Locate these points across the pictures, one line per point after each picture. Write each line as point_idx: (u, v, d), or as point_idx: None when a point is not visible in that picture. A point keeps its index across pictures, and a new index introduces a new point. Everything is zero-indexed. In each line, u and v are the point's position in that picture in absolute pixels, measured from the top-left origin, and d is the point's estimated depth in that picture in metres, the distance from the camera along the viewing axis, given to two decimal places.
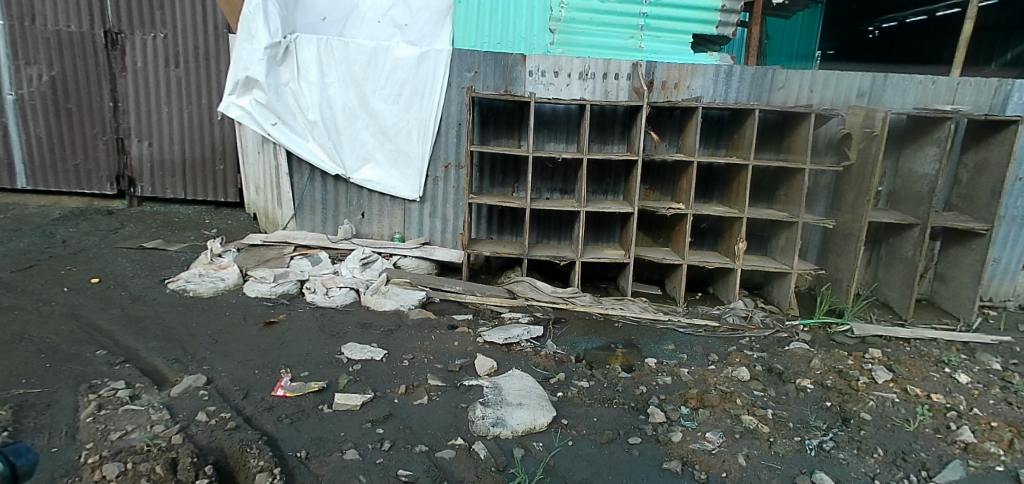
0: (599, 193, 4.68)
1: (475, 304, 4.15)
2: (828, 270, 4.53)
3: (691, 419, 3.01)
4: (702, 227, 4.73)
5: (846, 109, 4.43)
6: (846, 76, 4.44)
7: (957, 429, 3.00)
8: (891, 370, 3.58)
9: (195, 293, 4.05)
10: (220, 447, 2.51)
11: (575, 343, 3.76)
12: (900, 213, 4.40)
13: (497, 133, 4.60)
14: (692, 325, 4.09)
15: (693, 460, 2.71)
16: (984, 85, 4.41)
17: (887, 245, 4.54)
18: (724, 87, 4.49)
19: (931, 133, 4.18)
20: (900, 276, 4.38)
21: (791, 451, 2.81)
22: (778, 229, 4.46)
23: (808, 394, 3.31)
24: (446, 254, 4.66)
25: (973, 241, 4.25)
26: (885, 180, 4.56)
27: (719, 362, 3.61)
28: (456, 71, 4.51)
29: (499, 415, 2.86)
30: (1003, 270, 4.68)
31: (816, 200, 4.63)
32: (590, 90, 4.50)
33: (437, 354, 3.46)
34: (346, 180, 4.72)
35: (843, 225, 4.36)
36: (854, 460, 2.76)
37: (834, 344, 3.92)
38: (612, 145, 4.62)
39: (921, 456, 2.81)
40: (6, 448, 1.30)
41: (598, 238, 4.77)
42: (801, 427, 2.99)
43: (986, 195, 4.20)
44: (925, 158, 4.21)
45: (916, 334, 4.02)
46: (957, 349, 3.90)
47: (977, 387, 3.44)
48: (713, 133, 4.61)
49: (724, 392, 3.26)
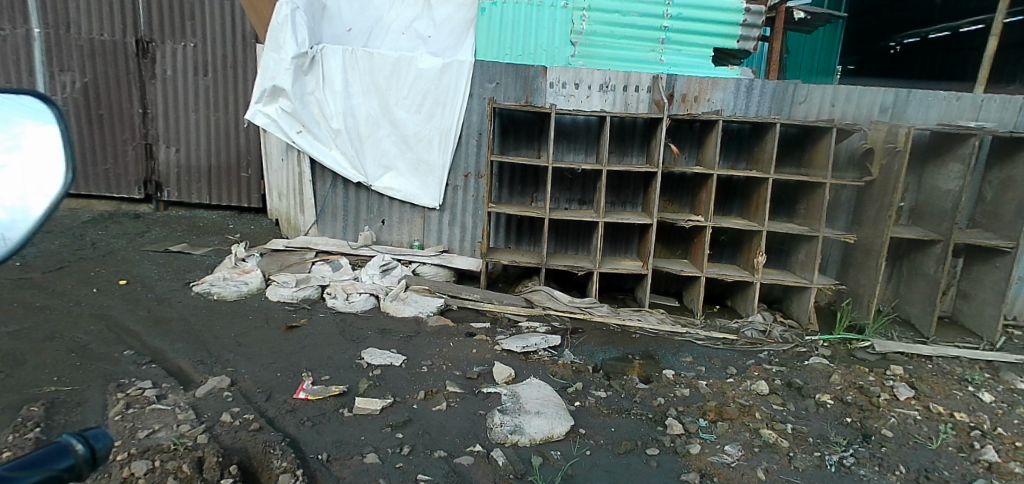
0: (618, 204, 4.65)
1: (493, 312, 4.17)
2: (848, 285, 4.50)
3: (710, 431, 3.05)
4: (722, 239, 4.70)
5: (869, 124, 4.41)
6: (869, 92, 4.42)
7: (980, 449, 2.97)
8: (912, 387, 3.56)
9: (219, 296, 4.12)
10: (244, 447, 2.55)
11: (593, 353, 3.78)
12: (922, 229, 4.37)
13: (517, 143, 4.62)
14: (710, 338, 4.08)
15: (711, 472, 2.72)
16: (1008, 103, 4.37)
17: (909, 262, 4.51)
18: (745, 100, 4.50)
19: (955, 150, 4.15)
20: (922, 292, 4.34)
21: (811, 466, 2.82)
22: (799, 244, 4.44)
23: (828, 409, 3.31)
24: (464, 263, 4.69)
25: (997, 259, 4.22)
26: (907, 196, 4.54)
27: (738, 376, 3.62)
28: (478, 82, 4.57)
29: (518, 422, 2.89)
30: None
31: (836, 214, 4.61)
32: (610, 102, 4.50)
33: (456, 361, 3.48)
34: (367, 187, 4.79)
35: (864, 240, 4.34)
36: (875, 477, 2.75)
37: (854, 359, 3.90)
38: (631, 156, 4.60)
39: (943, 474, 2.79)
40: (87, 431, 1.21)
41: (616, 249, 4.74)
42: (821, 443, 3.00)
43: (1011, 212, 4.16)
44: (949, 174, 4.18)
45: (938, 351, 3.99)
46: (981, 368, 3.86)
47: (1001, 407, 3.40)
48: (732, 146, 4.60)
49: (743, 405, 3.28)
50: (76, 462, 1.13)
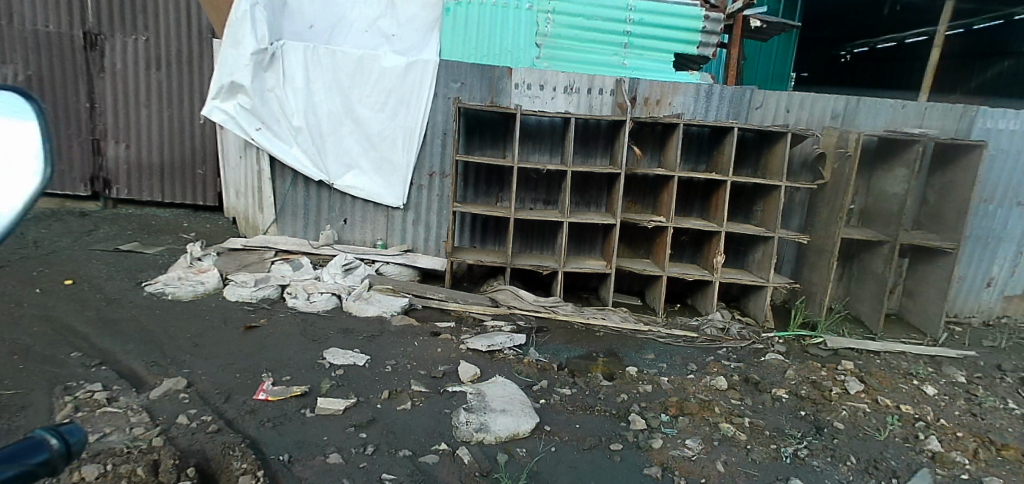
0: (582, 205, 4.70)
1: (458, 311, 4.16)
2: (802, 284, 4.67)
3: (671, 426, 3.12)
4: (683, 239, 4.80)
5: (821, 130, 4.59)
6: (821, 98, 4.59)
7: (924, 439, 3.13)
8: (862, 381, 3.72)
9: (173, 296, 3.99)
10: (202, 450, 2.48)
11: (558, 351, 3.80)
12: (871, 231, 4.57)
13: (483, 143, 4.61)
14: (671, 335, 4.17)
15: (673, 466, 2.80)
16: (950, 111, 4.58)
17: (859, 262, 4.70)
18: (704, 105, 4.61)
19: (901, 155, 4.36)
20: (870, 291, 4.54)
21: (767, 458, 2.92)
22: (756, 244, 4.58)
23: (784, 403, 3.43)
24: (429, 262, 4.66)
25: (939, 259, 4.44)
26: (857, 199, 4.74)
27: (698, 372, 3.71)
28: (443, 82, 4.55)
29: (483, 421, 2.89)
30: (969, 288, 4.80)
31: (791, 216, 4.78)
32: (575, 104, 4.55)
33: (421, 360, 3.46)
34: (329, 185, 4.71)
35: (817, 240, 4.51)
36: (828, 467, 2.87)
37: (808, 355, 4.05)
38: (595, 158, 4.64)
39: (891, 464, 2.93)
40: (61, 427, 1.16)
41: (580, 249, 4.79)
42: (777, 436, 3.10)
43: (951, 215, 4.39)
44: (895, 179, 4.38)
45: (885, 347, 4.18)
46: (924, 362, 4.06)
47: (943, 399, 3.58)
48: (693, 149, 4.70)
49: (703, 400, 3.37)
50: (49, 456, 1.08)
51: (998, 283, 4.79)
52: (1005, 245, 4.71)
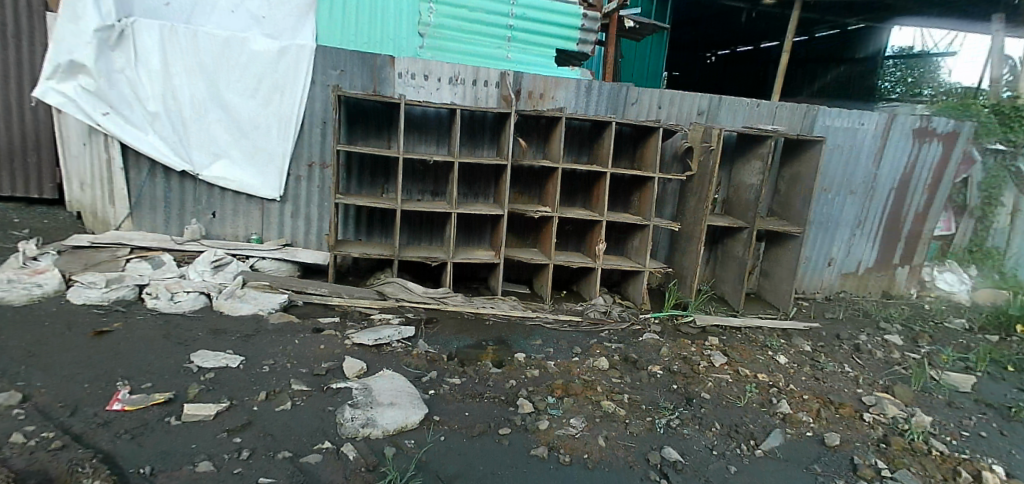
0: (470, 196, 4.71)
1: (343, 306, 4.02)
2: (675, 268, 5.02)
3: (557, 407, 3.25)
4: (567, 229, 4.96)
5: (689, 126, 4.93)
6: (688, 97, 4.94)
7: (777, 403, 3.53)
8: (726, 354, 4.09)
9: (3, 302, 3.49)
10: (45, 467, 2.26)
11: (447, 342, 3.80)
12: (733, 217, 5.01)
13: (366, 133, 4.46)
14: (558, 321, 4.32)
15: (558, 445, 2.93)
16: (796, 110, 5.09)
17: (723, 246, 5.15)
18: (585, 99, 4.76)
19: (756, 149, 4.80)
20: (733, 272, 4.98)
21: (643, 430, 3.16)
22: (633, 232, 4.86)
23: (658, 379, 3.70)
24: (310, 256, 4.45)
25: (788, 242, 4.97)
26: (721, 189, 5.18)
27: (582, 354, 3.89)
28: (321, 69, 4.36)
29: (370, 415, 2.82)
30: (813, 267, 5.41)
31: (665, 205, 5.12)
32: (460, 96, 4.55)
33: (301, 358, 3.30)
34: (193, 176, 4.36)
35: (687, 227, 4.87)
36: (696, 434, 3.20)
37: (680, 333, 4.38)
38: (482, 150, 4.66)
39: (749, 427, 3.29)
40: None
41: (469, 240, 4.80)
42: (652, 409, 3.37)
43: (798, 203, 4.93)
44: (752, 171, 4.83)
45: (745, 322, 4.62)
46: (777, 334, 4.55)
47: (792, 366, 4.05)
48: (576, 142, 4.85)
49: (586, 381, 3.55)
50: None
51: (836, 262, 5.44)
52: (841, 229, 5.36)
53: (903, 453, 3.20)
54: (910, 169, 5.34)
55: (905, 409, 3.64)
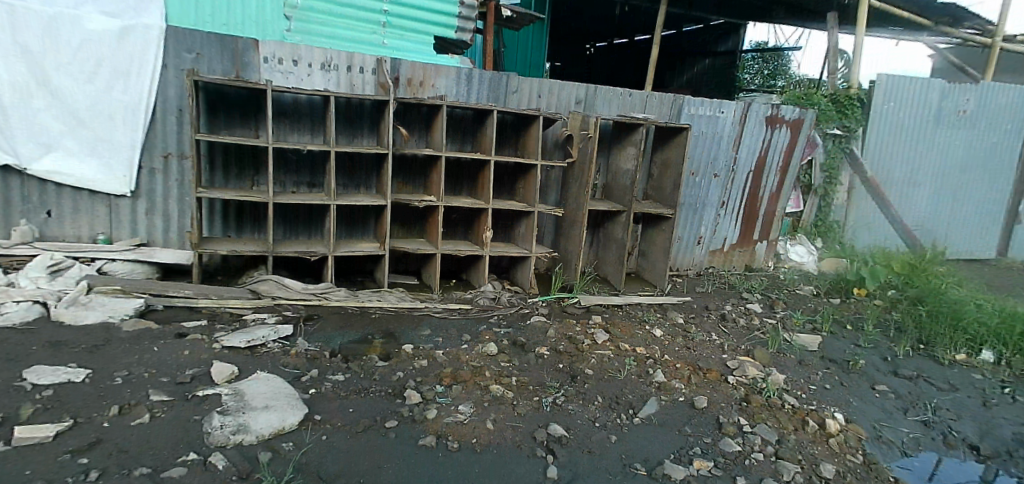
0: (350, 187, 4.55)
1: (211, 308, 3.74)
2: (560, 252, 5.19)
3: (446, 395, 3.25)
4: (454, 217, 4.94)
5: (568, 114, 5.08)
6: (566, 86, 5.08)
7: (653, 373, 3.80)
8: (607, 331, 4.31)
9: None
10: None
11: (329, 338, 3.66)
12: (612, 202, 5.26)
13: (230, 122, 4.16)
14: (446, 309, 4.31)
15: (446, 432, 2.92)
16: (665, 99, 5.43)
17: (604, 230, 5.39)
18: (466, 88, 4.74)
19: (630, 137, 5.05)
20: (614, 254, 5.23)
21: (530, 410, 3.25)
22: (519, 218, 4.95)
23: (545, 360, 3.82)
24: (170, 256, 4.08)
25: (662, 223, 5.30)
26: (600, 175, 5.41)
27: (471, 341, 3.92)
28: (173, 52, 3.99)
29: (241, 421, 2.65)
30: (685, 246, 5.82)
31: (548, 191, 5.25)
32: (334, 82, 4.35)
33: (162, 366, 3.03)
34: (21, 172, 3.85)
35: (570, 213, 5.03)
36: (580, 409, 3.34)
37: (566, 314, 4.54)
38: (361, 139, 4.52)
39: (629, 398, 3.51)
40: None
41: (351, 233, 4.65)
42: (539, 388, 3.48)
43: (669, 186, 5.26)
44: (627, 157, 5.08)
45: (626, 300, 4.89)
46: (655, 310, 4.85)
47: (667, 339, 4.35)
48: (458, 130, 4.82)
49: (475, 367, 3.58)
50: None
51: (705, 240, 5.89)
52: (708, 209, 5.80)
53: (761, 409, 3.54)
54: (764, 152, 5.87)
55: (763, 370, 4.05)
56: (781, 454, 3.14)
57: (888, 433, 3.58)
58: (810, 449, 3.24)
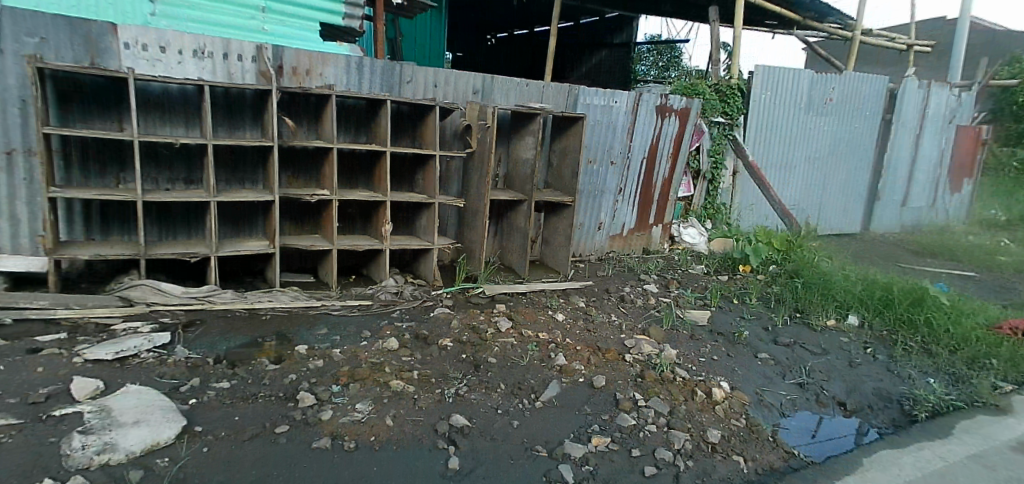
0: (234, 183, 4.29)
1: (73, 319, 3.40)
2: (464, 243, 5.17)
3: (342, 394, 3.14)
4: (350, 211, 4.78)
5: (465, 104, 5.05)
6: (462, 76, 5.04)
7: (554, 357, 3.87)
8: (511, 318, 4.36)
9: None
10: None
11: (214, 344, 3.44)
12: (513, 191, 5.30)
13: (86, 113, 3.79)
14: (345, 306, 4.18)
15: (343, 432, 2.83)
16: (560, 89, 5.54)
17: (507, 219, 5.43)
18: (357, 77, 4.57)
19: (528, 126, 5.10)
20: (517, 242, 5.28)
21: (432, 402, 3.22)
22: (419, 210, 4.87)
23: (448, 351, 3.79)
24: (19, 264, 3.71)
25: (563, 211, 5.41)
26: (501, 165, 5.44)
27: (371, 337, 3.82)
28: (11, 36, 3.57)
29: (108, 440, 2.43)
30: (587, 232, 5.99)
31: (449, 182, 5.21)
32: (209, 70, 4.05)
33: (10, 387, 2.72)
34: None
35: (471, 203, 5.01)
36: (482, 397, 3.34)
37: (470, 305, 4.53)
38: (243, 131, 4.26)
39: (531, 383, 3.57)
40: None
41: (237, 231, 4.38)
42: (441, 380, 3.45)
43: (568, 174, 5.37)
44: (526, 146, 5.13)
45: (530, 287, 4.95)
46: (558, 295, 4.96)
47: (569, 322, 4.47)
48: (351, 121, 4.65)
49: (374, 363, 3.49)
50: None
51: (605, 226, 6.09)
52: (607, 196, 6.00)
53: (655, 383, 3.71)
54: (656, 140, 6.15)
55: (658, 347, 4.25)
56: (673, 424, 3.31)
57: (769, 397, 3.86)
58: (699, 417, 3.44)
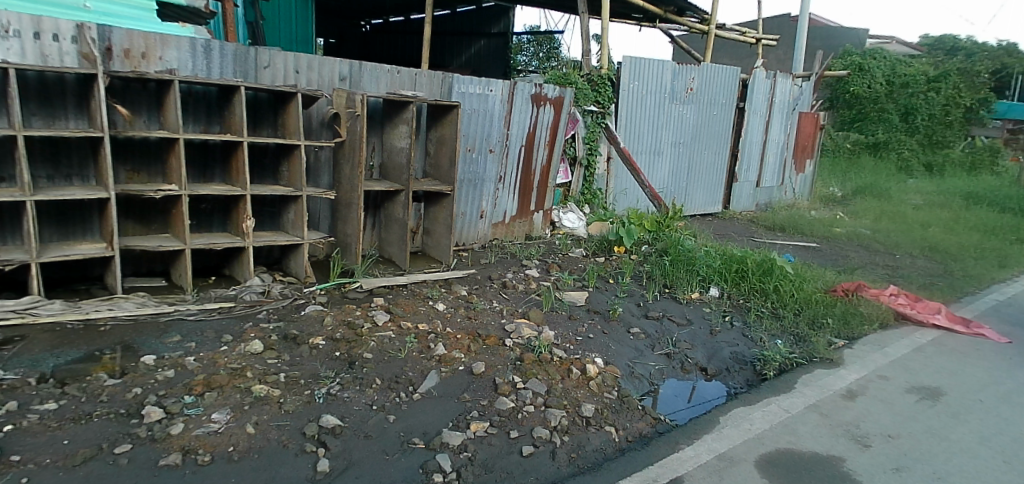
0: (59, 179, 3.80)
1: None
2: (338, 237, 4.96)
3: (196, 405, 2.90)
4: (203, 207, 4.41)
5: (331, 92, 4.82)
6: (327, 62, 4.80)
7: (433, 347, 3.83)
8: (388, 311, 4.25)
9: None
10: None
11: (38, 362, 3.04)
12: (388, 181, 5.16)
13: None
14: (203, 310, 3.86)
15: (195, 446, 2.60)
16: (433, 77, 5.45)
17: (384, 210, 5.29)
18: (205, 62, 4.21)
19: (401, 115, 4.96)
20: (396, 234, 5.15)
21: (300, 405, 3.05)
22: (286, 204, 4.60)
23: (320, 350, 3.62)
24: None
25: (442, 200, 5.35)
26: (375, 155, 5.28)
27: (232, 341, 3.56)
28: None
29: None
30: (468, 221, 5.98)
31: (319, 174, 4.97)
32: (15, 52, 3.53)
33: None
34: None
35: (344, 195, 4.81)
36: (356, 395, 3.22)
37: (346, 300, 4.36)
38: (67, 121, 3.78)
39: (409, 375, 3.49)
40: None
41: (66, 233, 3.90)
42: (312, 381, 3.28)
43: (445, 163, 5.31)
44: (400, 135, 5.00)
45: (411, 279, 4.85)
46: (440, 286, 4.91)
47: (449, 312, 4.44)
48: (201, 109, 4.26)
49: (234, 369, 3.25)
50: None
51: (487, 214, 6.12)
52: (487, 184, 6.02)
53: (533, 365, 3.78)
54: (532, 129, 6.25)
55: (537, 329, 4.34)
56: (550, 403, 3.39)
57: (640, 369, 4.08)
58: (574, 393, 3.55)
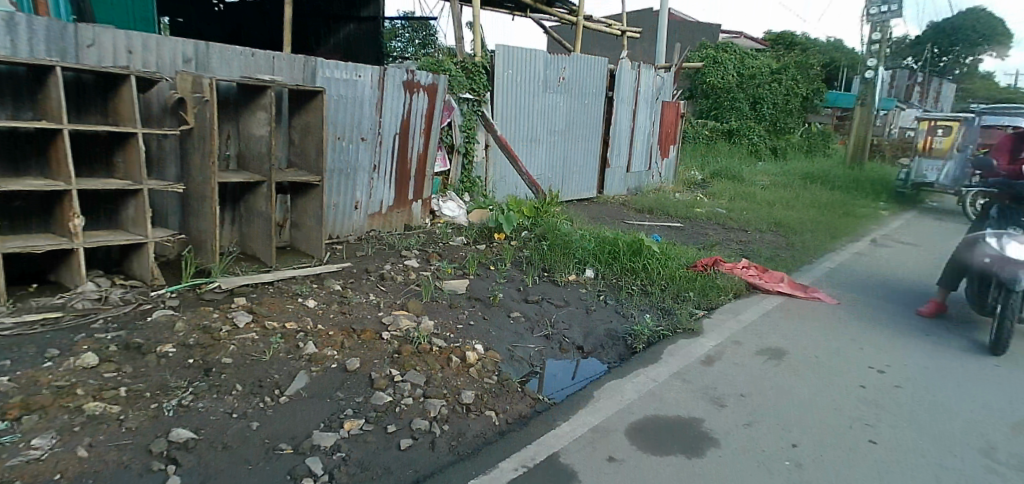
0: None
1: None
2: (191, 234, 4.53)
3: (10, 432, 2.50)
4: (16, 205, 3.81)
5: (173, 75, 4.35)
6: (166, 41, 4.32)
7: (303, 346, 3.61)
8: (251, 311, 3.94)
9: None
10: None
11: None
12: (248, 172, 4.78)
13: None
14: (20, 323, 3.34)
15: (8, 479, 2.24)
16: (294, 61, 5.11)
17: (244, 204, 4.90)
18: (7, 37, 3.61)
19: (258, 100, 4.60)
20: (259, 228, 4.80)
21: (145, 421, 2.73)
22: (125, 199, 4.11)
23: (170, 358, 3.27)
24: None
25: (311, 191, 5.06)
26: (231, 144, 4.86)
27: (59, 356, 3.12)
28: None
29: None
30: (342, 213, 5.72)
31: (165, 165, 4.49)
32: None
33: None
34: None
35: (194, 188, 4.39)
36: (213, 404, 2.94)
37: (202, 302, 3.99)
38: None
39: (274, 378, 3.26)
40: None
41: None
42: (159, 393, 2.96)
43: (312, 152, 5.02)
44: (258, 122, 4.63)
45: (278, 276, 4.54)
46: (311, 281, 4.64)
47: (321, 308, 4.21)
48: (7, 92, 3.65)
49: (61, 387, 2.85)
50: None
51: (362, 205, 5.88)
52: (360, 174, 5.79)
53: (411, 356, 3.69)
54: (406, 116, 6.09)
55: (415, 320, 4.25)
56: (428, 393, 3.32)
57: (519, 352, 4.13)
58: (454, 381, 3.51)
